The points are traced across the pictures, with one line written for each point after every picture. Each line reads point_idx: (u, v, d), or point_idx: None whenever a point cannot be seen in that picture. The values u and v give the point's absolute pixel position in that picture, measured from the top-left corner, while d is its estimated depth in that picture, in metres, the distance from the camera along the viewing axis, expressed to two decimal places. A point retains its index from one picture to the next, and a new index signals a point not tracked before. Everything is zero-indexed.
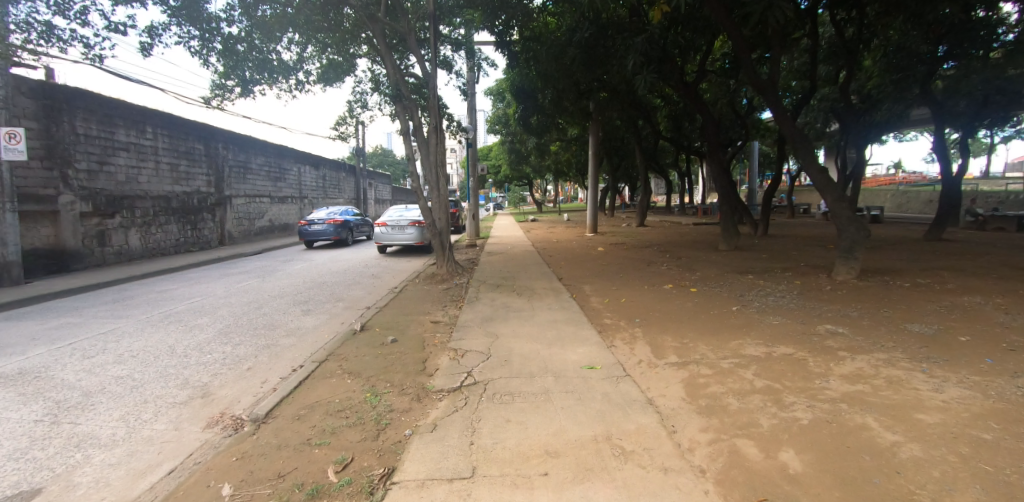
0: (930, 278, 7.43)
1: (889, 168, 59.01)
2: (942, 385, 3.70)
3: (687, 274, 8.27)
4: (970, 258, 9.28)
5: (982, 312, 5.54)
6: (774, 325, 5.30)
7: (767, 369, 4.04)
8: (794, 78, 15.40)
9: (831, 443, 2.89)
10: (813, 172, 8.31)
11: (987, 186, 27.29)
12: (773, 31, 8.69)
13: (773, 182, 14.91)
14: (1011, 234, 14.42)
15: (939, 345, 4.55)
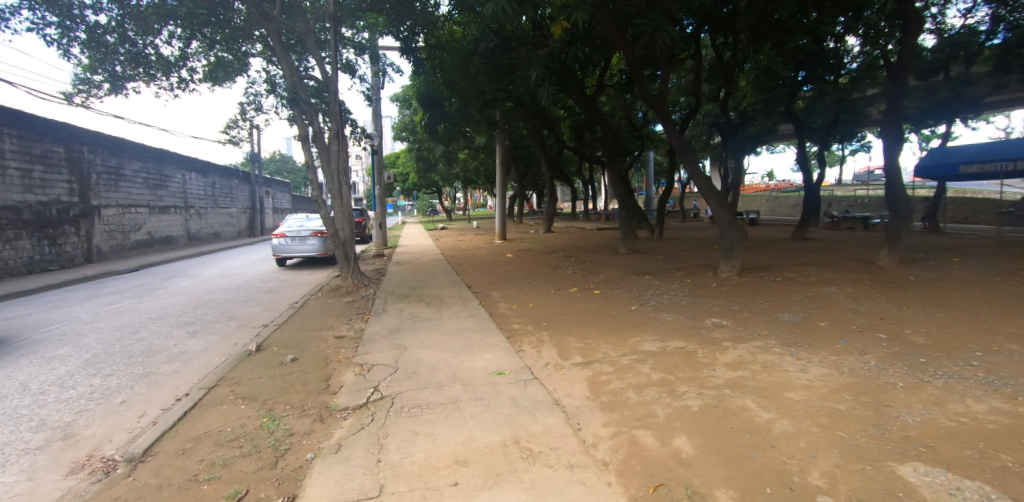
0: (796, 272, 8.47)
1: (763, 178, 66.41)
2: (807, 366, 4.21)
3: (590, 277, 8.66)
4: (827, 254, 10.68)
5: (836, 300, 6.40)
6: (667, 321, 5.71)
7: (663, 363, 4.33)
8: (682, 95, 16.83)
9: (717, 426, 3.16)
10: (698, 181, 9.09)
11: (840, 193, 31.68)
12: (660, 51, 9.45)
13: (666, 189, 16.12)
14: (858, 233, 16.82)
15: (804, 331, 5.18)
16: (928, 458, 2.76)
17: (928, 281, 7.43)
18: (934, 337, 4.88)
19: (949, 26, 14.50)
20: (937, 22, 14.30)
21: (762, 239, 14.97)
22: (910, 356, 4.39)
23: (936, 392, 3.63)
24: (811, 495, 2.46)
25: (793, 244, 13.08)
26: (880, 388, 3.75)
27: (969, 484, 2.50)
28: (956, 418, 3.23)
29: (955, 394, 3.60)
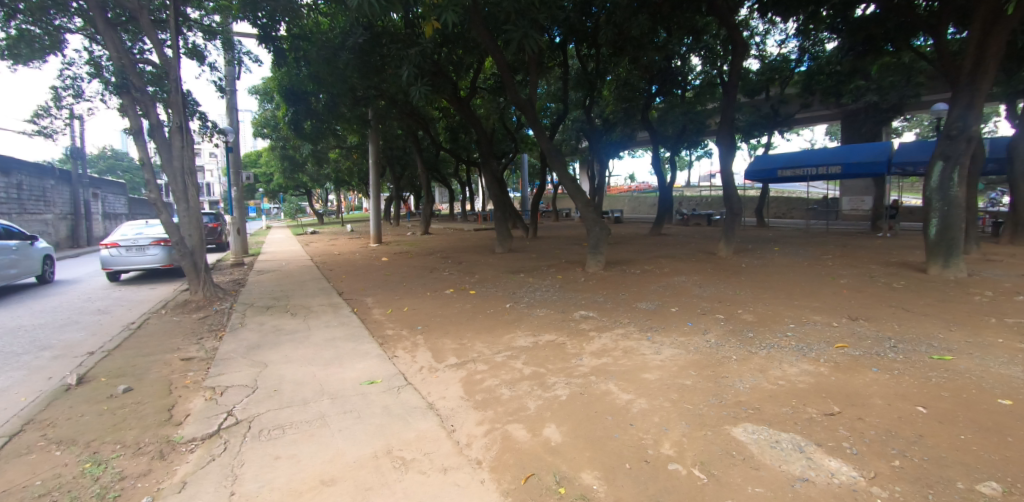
0: (653, 265, 9.38)
1: (625, 180, 72.85)
2: (661, 348, 4.67)
3: (467, 278, 8.71)
4: (676, 247, 12.02)
5: (684, 288, 7.21)
6: (540, 316, 5.96)
7: (534, 356, 4.50)
8: (552, 101, 17.74)
9: (583, 412, 3.35)
10: (566, 183, 9.64)
11: (687, 193, 35.92)
12: (530, 58, 9.86)
13: (540, 189, 16.84)
14: (703, 228, 19.19)
15: (658, 317, 5.75)
16: (755, 418, 3.22)
17: (754, 267, 8.72)
18: (759, 314, 5.74)
19: (768, 53, 17.13)
20: (760, 49, 16.81)
21: (625, 236, 16.32)
22: (742, 331, 5.11)
23: (760, 361, 4.27)
24: (664, 464, 2.72)
25: (650, 239, 14.48)
26: (718, 361, 4.29)
27: (784, 436, 2.96)
28: (775, 381, 3.82)
29: (774, 361, 4.26)
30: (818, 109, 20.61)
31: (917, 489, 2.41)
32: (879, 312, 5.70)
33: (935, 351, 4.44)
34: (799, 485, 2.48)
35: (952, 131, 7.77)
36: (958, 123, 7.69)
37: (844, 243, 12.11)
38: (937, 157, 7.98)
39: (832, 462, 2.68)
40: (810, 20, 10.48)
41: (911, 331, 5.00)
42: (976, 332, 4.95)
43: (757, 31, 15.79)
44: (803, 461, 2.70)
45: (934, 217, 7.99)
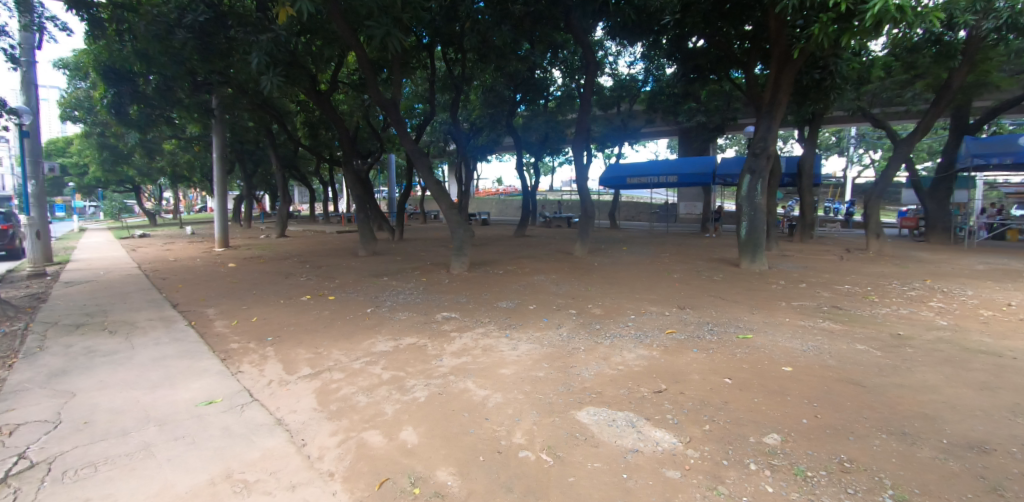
0: (514, 265, 9.86)
1: (494, 183, 75.05)
2: (517, 344, 4.99)
3: (326, 283, 8.31)
4: (536, 248, 12.78)
5: (542, 286, 7.74)
6: (401, 319, 5.96)
7: (394, 361, 4.50)
8: (418, 102, 17.68)
9: (440, 411, 3.45)
10: (429, 184, 9.73)
11: (551, 197, 38.29)
12: (393, 57, 9.70)
13: (406, 192, 16.65)
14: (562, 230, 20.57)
15: (517, 314, 6.12)
16: (597, 401, 3.61)
17: (604, 265, 9.63)
18: (605, 308, 6.40)
19: (619, 72, 18.90)
20: (612, 68, 18.48)
21: (489, 237, 16.91)
22: (590, 324, 5.67)
23: (604, 349, 4.78)
24: (515, 453, 2.93)
25: (514, 241, 15.14)
26: (568, 353, 4.71)
27: (619, 415, 3.37)
28: (616, 367, 4.31)
29: (615, 348, 4.81)
30: (659, 124, 23.33)
31: (720, 446, 2.93)
32: (699, 301, 6.72)
33: (740, 331, 5.38)
34: (630, 456, 2.85)
35: (756, 149, 9.40)
36: (760, 143, 9.33)
37: (677, 243, 13.94)
38: (745, 171, 9.60)
39: (657, 433, 3.11)
40: (652, 47, 11.84)
41: (724, 316, 5.99)
42: (771, 313, 6.09)
43: (610, 52, 17.38)
44: (634, 434, 3.10)
45: (744, 220, 9.56)
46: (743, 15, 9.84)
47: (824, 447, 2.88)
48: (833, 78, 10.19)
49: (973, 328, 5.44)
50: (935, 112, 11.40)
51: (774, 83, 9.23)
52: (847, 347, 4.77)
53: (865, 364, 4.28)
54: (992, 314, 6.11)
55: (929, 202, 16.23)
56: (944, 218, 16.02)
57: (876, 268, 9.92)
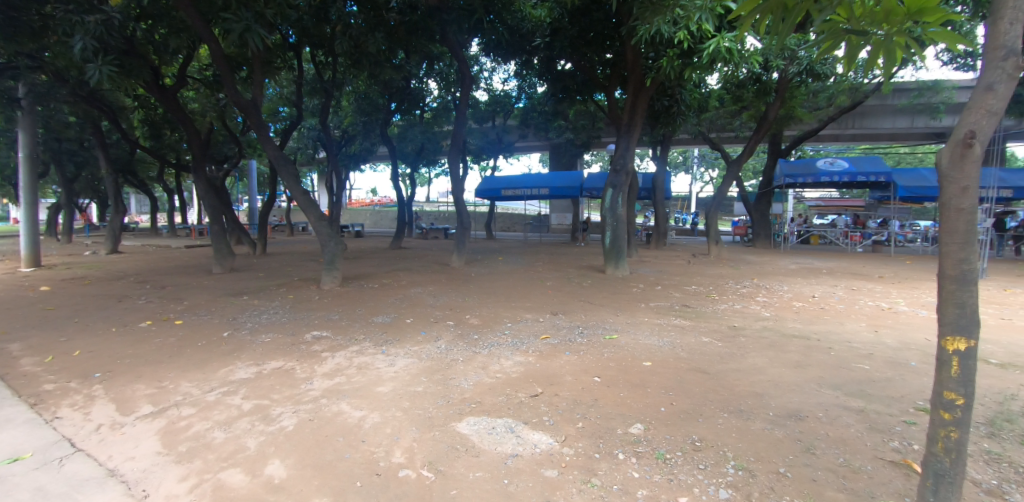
0: (391, 278, 9.62)
1: (368, 193, 72.43)
2: (395, 360, 4.90)
3: (171, 306, 7.31)
4: (413, 260, 12.62)
5: (420, 299, 7.67)
6: (264, 343, 5.48)
7: (256, 389, 4.13)
8: (284, 105, 16.48)
9: (312, 438, 3.24)
10: (297, 195, 9.17)
11: (429, 208, 38.08)
12: (255, 55, 8.96)
13: (269, 202, 15.33)
14: (441, 241, 20.53)
15: (393, 329, 5.99)
16: (477, 411, 3.67)
17: (481, 276, 9.82)
18: (482, 317, 6.54)
19: (494, 87, 19.49)
20: (487, 83, 18.98)
21: (363, 250, 16.25)
22: (468, 335, 5.73)
23: (482, 358, 4.89)
24: (395, 473, 2.86)
25: (390, 253, 14.77)
26: (447, 364, 4.73)
27: (499, 421, 3.46)
28: (494, 375, 4.42)
29: (493, 357, 4.93)
30: (532, 140, 24.51)
31: (591, 441, 3.15)
32: (570, 306, 7.19)
33: (607, 332, 5.87)
34: (510, 461, 2.95)
35: (617, 165, 10.33)
36: (621, 160, 10.27)
37: (550, 252, 14.73)
38: (608, 186, 10.49)
39: (535, 435, 3.25)
40: (524, 66, 12.42)
41: (591, 319, 6.49)
42: (631, 314, 6.74)
43: (485, 67, 17.88)
44: (513, 439, 3.21)
45: (608, 231, 10.42)
46: (605, 43, 10.81)
47: (679, 429, 3.26)
48: (679, 105, 11.61)
49: (786, 317, 6.56)
50: (758, 138, 13.54)
51: (631, 106, 10.19)
52: (695, 340, 5.45)
53: (708, 354, 4.94)
54: (801, 305, 7.42)
55: (753, 214, 19.23)
56: (765, 227, 19.11)
57: (715, 269, 11.51)
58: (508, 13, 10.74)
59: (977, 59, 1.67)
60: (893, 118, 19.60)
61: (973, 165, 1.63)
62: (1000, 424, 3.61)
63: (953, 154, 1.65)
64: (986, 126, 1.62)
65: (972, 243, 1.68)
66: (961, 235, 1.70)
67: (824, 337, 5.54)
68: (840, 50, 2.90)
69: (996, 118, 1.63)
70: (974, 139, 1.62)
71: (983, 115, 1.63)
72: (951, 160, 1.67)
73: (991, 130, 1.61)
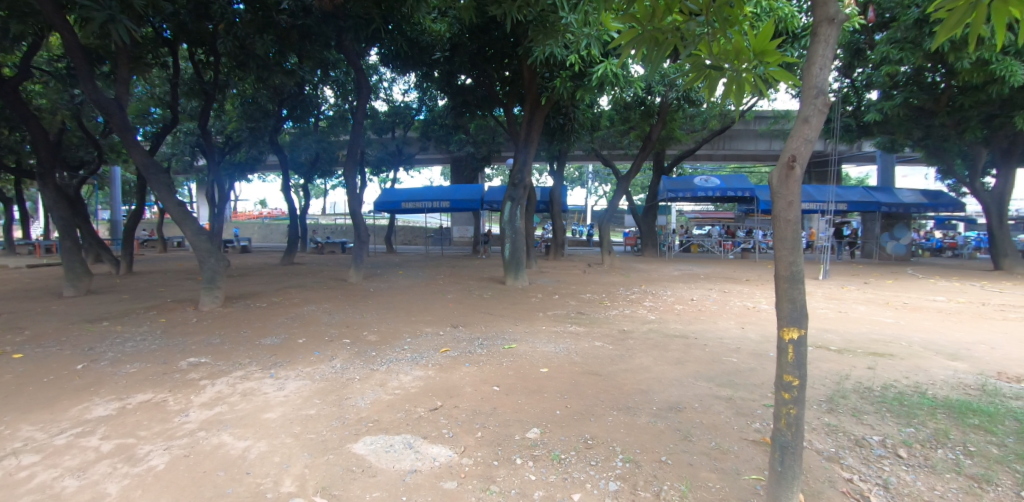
0: (281, 296, 8.99)
1: (256, 205, 67.00)
2: (284, 383, 4.59)
3: (6, 337, 6.18)
4: (307, 276, 11.91)
5: (313, 317, 7.24)
6: (129, 374, 4.85)
7: (119, 426, 3.64)
8: (154, 106, 14.81)
9: (188, 476, 2.94)
10: (170, 206, 8.26)
11: (324, 220, 36.18)
12: (119, 49, 7.99)
13: (135, 214, 13.61)
14: (337, 256, 19.58)
15: (283, 351, 5.62)
16: (374, 429, 3.56)
17: (380, 291, 9.51)
18: (381, 333, 6.34)
19: (394, 98, 19.18)
20: (387, 94, 18.62)
21: (249, 267, 15.00)
22: (365, 352, 5.53)
23: (380, 375, 4.75)
24: None
25: (280, 269, 13.80)
26: (343, 384, 4.54)
27: (397, 438, 3.39)
28: (392, 392, 4.32)
29: (392, 373, 4.82)
30: (432, 152, 24.37)
31: (490, 449, 3.20)
32: (471, 318, 7.23)
33: (506, 342, 5.99)
34: (409, 477, 2.91)
35: (515, 179, 10.62)
36: (519, 174, 10.59)
37: (452, 265, 14.72)
38: (507, 199, 10.73)
39: (434, 449, 3.24)
40: (425, 79, 12.41)
41: (492, 329, 6.60)
42: (530, 323, 6.97)
43: (385, 77, 17.52)
44: (412, 455, 3.16)
45: (508, 243, 10.67)
46: (503, 61, 11.14)
47: (572, 430, 3.43)
48: (572, 123, 12.29)
49: (669, 319, 7.18)
50: (643, 155, 14.69)
51: (528, 122, 10.55)
52: (588, 345, 5.77)
53: (599, 356, 5.26)
54: (681, 307, 8.17)
55: (641, 225, 20.83)
56: (652, 237, 20.75)
57: (608, 277, 12.28)
58: (408, 24, 10.68)
59: (797, 97, 2.00)
60: (754, 141, 22.37)
61: (795, 185, 1.93)
62: (836, 400, 4.27)
63: (781, 175, 1.94)
64: (805, 152, 1.92)
65: (798, 248, 1.98)
66: (790, 241, 1.98)
67: (699, 335, 6.14)
68: (700, 79, 3.35)
69: (811, 145, 1.94)
70: (795, 162, 1.92)
71: (803, 142, 1.94)
72: (780, 180, 1.96)
73: (807, 155, 1.93)
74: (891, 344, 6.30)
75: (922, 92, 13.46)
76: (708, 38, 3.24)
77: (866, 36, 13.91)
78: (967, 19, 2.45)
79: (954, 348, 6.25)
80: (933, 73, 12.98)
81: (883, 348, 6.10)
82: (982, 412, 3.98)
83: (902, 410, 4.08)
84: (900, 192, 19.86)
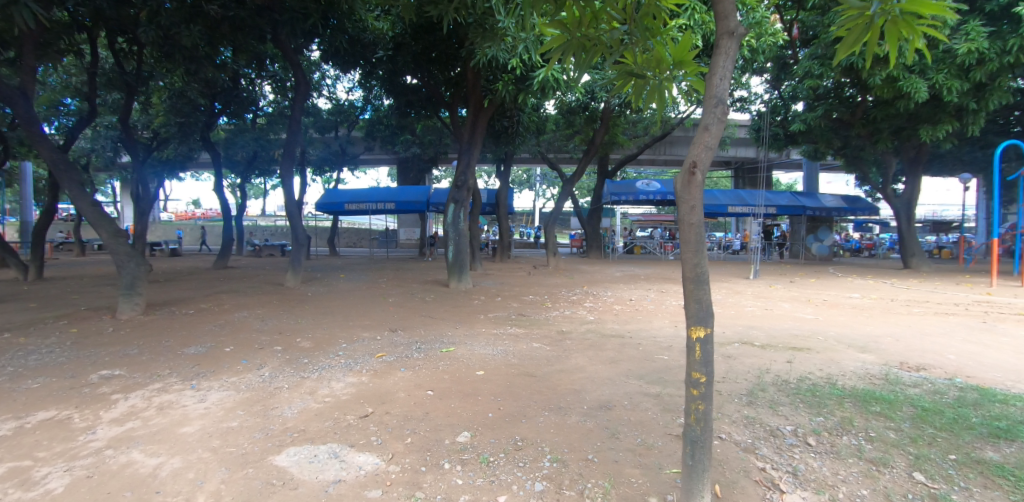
0: (210, 302, 8.49)
1: (189, 205, 63.15)
2: (206, 394, 4.33)
3: None
4: (242, 281, 11.33)
5: (244, 324, 6.91)
6: (30, 390, 4.43)
7: (12, 448, 3.31)
8: (69, 96, 13.63)
9: (88, 499, 2.71)
10: (84, 204, 7.62)
11: (264, 222, 34.64)
12: (24, 33, 7.28)
13: (47, 214, 12.50)
14: (277, 259, 18.76)
15: (208, 360, 5.31)
16: (299, 440, 3.42)
17: (318, 295, 9.18)
18: (315, 340, 6.12)
19: (338, 96, 18.65)
20: (330, 91, 18.09)
21: (177, 271, 14.11)
22: (297, 359, 5.32)
23: (310, 384, 4.58)
24: None
25: (212, 274, 13.06)
26: (270, 393, 4.34)
27: (321, 448, 3.27)
28: (321, 400, 4.17)
29: (323, 380, 4.66)
30: (378, 152, 23.86)
31: (419, 455, 3.16)
32: (411, 322, 7.11)
33: (444, 345, 5.93)
34: (332, 488, 2.81)
35: (458, 182, 10.58)
36: (463, 177, 10.54)
37: (396, 267, 14.46)
38: (450, 201, 10.67)
39: (360, 457, 3.15)
40: (369, 77, 12.15)
41: (431, 333, 6.52)
42: (471, 326, 6.94)
43: (327, 74, 16.98)
44: (337, 465, 3.06)
45: (451, 245, 10.62)
46: (447, 62, 11.09)
47: (503, 432, 3.44)
48: (517, 126, 12.41)
49: (607, 319, 7.37)
50: (587, 159, 14.99)
51: (471, 124, 10.54)
52: (526, 346, 5.82)
53: (536, 358, 5.32)
54: (620, 308, 8.41)
55: (586, 228, 21.29)
56: (596, 239, 21.25)
57: (552, 279, 12.44)
58: (350, 20, 10.38)
59: (699, 106, 2.10)
60: None
61: (697, 189, 2.02)
62: (755, 393, 4.52)
63: (684, 180, 2.03)
64: (705, 158, 2.03)
65: (701, 250, 2.07)
66: (693, 244, 2.08)
67: (634, 335, 6.33)
68: (630, 86, 3.48)
69: (712, 152, 2.05)
70: (696, 168, 2.01)
71: (704, 149, 2.04)
72: (683, 184, 2.05)
73: (708, 162, 2.03)
74: (809, 339, 6.74)
75: (841, 105, 14.50)
76: (632, 47, 3.34)
77: (792, 50, 14.83)
78: (863, 39, 2.66)
79: (864, 341, 6.76)
80: (851, 87, 14.00)
81: (802, 343, 6.52)
82: (884, 400, 4.33)
83: (814, 400, 4.37)
84: (822, 197, 21.36)
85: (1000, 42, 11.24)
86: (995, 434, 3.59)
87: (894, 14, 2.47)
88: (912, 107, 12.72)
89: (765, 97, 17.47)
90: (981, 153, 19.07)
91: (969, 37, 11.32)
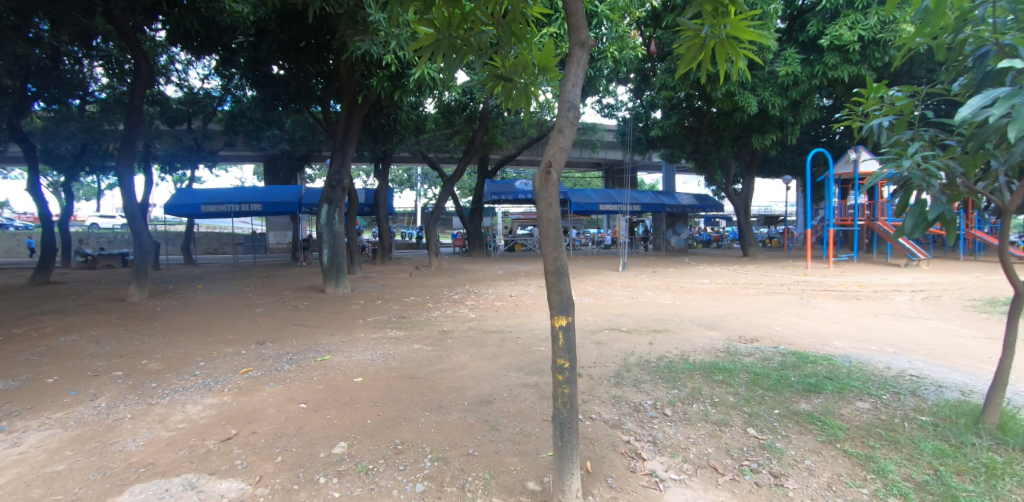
0: (26, 326, 7.06)
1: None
2: (20, 437, 3.61)
3: None
4: (70, 298, 9.61)
5: (73, 349, 5.86)
6: None
7: None
8: None
9: None
10: None
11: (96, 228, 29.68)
12: None
13: None
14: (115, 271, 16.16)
15: (22, 396, 4.43)
16: (147, 474, 3.02)
17: (171, 310, 8.13)
18: (166, 360, 5.42)
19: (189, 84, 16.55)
20: (180, 78, 16.01)
21: None
22: (143, 384, 4.67)
23: (160, 410, 4.05)
24: None
25: (28, 291, 10.88)
26: (108, 427, 3.76)
27: (175, 481, 2.92)
28: (173, 427, 3.72)
29: (176, 405, 4.15)
30: (239, 148, 21.70)
31: (291, 473, 2.97)
32: (281, 333, 6.61)
33: (319, 355, 5.60)
34: None
35: (332, 181, 10.05)
36: (336, 176, 10.02)
37: (266, 274, 13.31)
38: (324, 201, 10.08)
39: (222, 484, 2.87)
40: (227, 64, 11.02)
41: (304, 343, 6.11)
42: (350, 333, 6.63)
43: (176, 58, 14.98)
44: (194, 496, 2.76)
45: (326, 249, 10.06)
46: (319, 53, 10.41)
47: (383, 438, 3.37)
48: (395, 125, 12.13)
49: (488, 316, 7.53)
50: (467, 159, 15.14)
51: (345, 121, 10.07)
52: (407, 349, 5.73)
53: (417, 359, 5.27)
54: (501, 304, 8.66)
55: (469, 226, 21.52)
56: (479, 238, 21.57)
57: (435, 280, 12.40)
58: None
59: (554, 109, 2.26)
60: None
61: (553, 187, 2.19)
62: (622, 374, 4.97)
63: (541, 179, 2.18)
64: (559, 158, 2.20)
65: (559, 245, 2.24)
66: (552, 239, 2.24)
67: (515, 329, 6.57)
68: (500, 86, 3.60)
69: (565, 153, 2.23)
70: (551, 168, 2.17)
71: (558, 150, 2.21)
72: (540, 183, 2.20)
73: (562, 161, 2.20)
74: (668, 322, 7.56)
75: (692, 114, 16.34)
76: (497, 50, 3.44)
77: (650, 64, 16.37)
78: (698, 57, 3.06)
79: (712, 320, 7.75)
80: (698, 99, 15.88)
81: (663, 325, 7.30)
82: (725, 370, 5.02)
83: (670, 375, 4.93)
84: (679, 195, 23.92)
85: (809, 67, 13.50)
86: (807, 388, 4.37)
87: (721, 37, 2.88)
88: (746, 118, 14.79)
89: (629, 104, 19.06)
90: (796, 158, 22.83)
91: (787, 62, 13.39)
